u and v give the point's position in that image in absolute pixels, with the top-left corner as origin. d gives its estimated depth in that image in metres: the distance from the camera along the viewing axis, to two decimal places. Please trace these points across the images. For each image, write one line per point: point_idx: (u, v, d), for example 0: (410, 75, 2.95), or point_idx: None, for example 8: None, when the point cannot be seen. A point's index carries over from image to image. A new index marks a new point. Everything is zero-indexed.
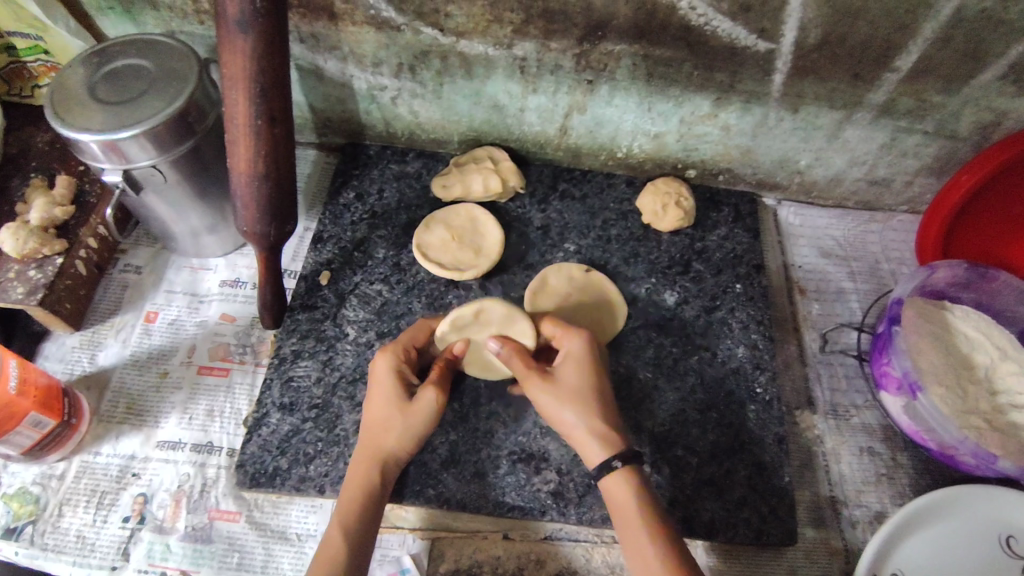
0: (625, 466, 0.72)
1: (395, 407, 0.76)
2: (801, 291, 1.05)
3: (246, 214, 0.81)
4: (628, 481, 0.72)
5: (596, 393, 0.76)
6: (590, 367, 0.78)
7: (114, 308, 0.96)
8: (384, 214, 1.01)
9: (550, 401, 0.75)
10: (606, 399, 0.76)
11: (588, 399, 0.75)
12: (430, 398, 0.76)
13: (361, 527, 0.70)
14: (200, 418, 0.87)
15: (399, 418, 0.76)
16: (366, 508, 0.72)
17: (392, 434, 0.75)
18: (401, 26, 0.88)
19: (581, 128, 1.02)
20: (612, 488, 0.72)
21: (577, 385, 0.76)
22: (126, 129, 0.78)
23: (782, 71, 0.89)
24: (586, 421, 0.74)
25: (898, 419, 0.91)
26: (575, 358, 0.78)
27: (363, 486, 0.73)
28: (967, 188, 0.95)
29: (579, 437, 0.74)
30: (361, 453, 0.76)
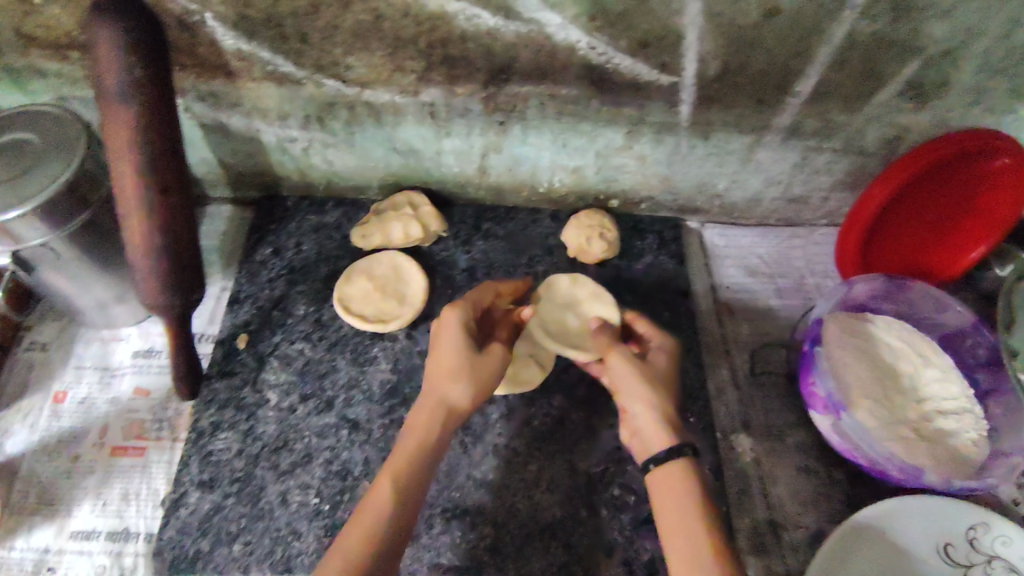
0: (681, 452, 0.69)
1: (468, 357, 0.76)
2: (730, 312, 1.05)
3: (147, 286, 0.78)
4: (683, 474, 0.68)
5: (673, 383, 0.78)
6: (671, 361, 0.81)
7: (21, 391, 0.90)
8: (303, 268, 0.99)
9: (626, 377, 0.77)
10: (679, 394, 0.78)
11: (666, 387, 0.77)
12: (501, 353, 0.79)
13: (416, 478, 0.69)
14: (115, 503, 0.82)
15: (470, 365, 0.76)
16: (424, 461, 0.71)
17: (461, 383, 0.75)
18: (302, 79, 0.86)
19: (500, 168, 1.01)
20: (665, 475, 0.69)
21: (656, 371, 0.78)
22: (12, 208, 0.73)
23: (688, 101, 0.89)
24: (658, 399, 0.74)
25: (829, 437, 0.92)
26: (660, 351, 0.82)
27: (423, 436, 0.72)
28: (879, 203, 0.96)
29: (642, 418, 0.74)
30: (427, 402, 0.75)
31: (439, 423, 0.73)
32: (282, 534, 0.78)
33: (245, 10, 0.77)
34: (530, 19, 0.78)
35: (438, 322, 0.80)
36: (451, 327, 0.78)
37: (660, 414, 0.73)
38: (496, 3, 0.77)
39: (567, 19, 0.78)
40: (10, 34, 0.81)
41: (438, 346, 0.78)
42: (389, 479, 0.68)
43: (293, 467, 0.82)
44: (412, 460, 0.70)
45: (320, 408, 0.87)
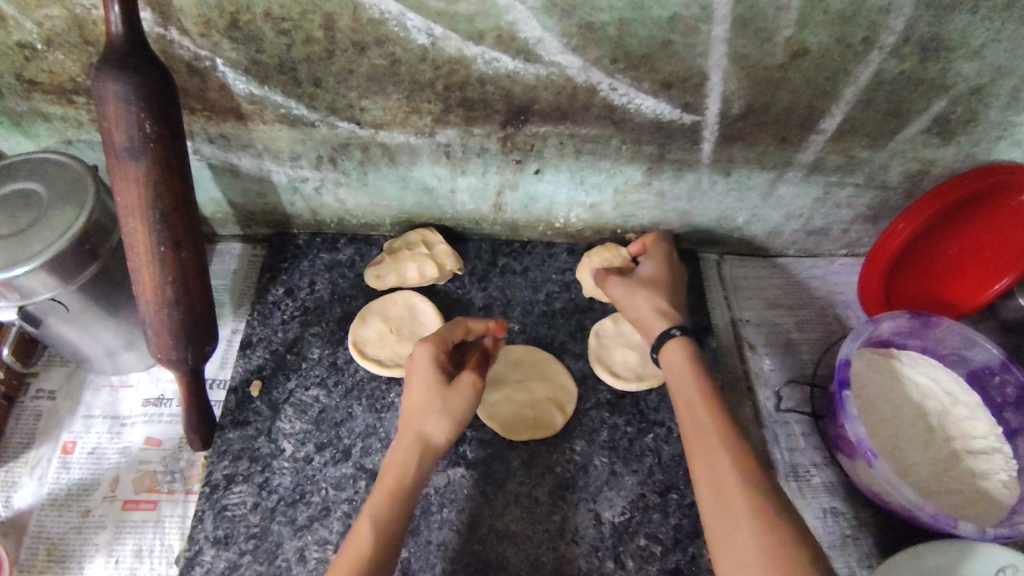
0: (685, 341, 0.76)
1: (438, 391, 0.73)
2: (751, 347, 1.03)
3: (158, 341, 0.76)
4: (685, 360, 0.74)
5: (666, 282, 0.87)
6: (663, 267, 0.89)
7: (28, 441, 0.88)
8: (317, 308, 0.96)
9: (625, 288, 0.86)
10: (675, 290, 0.86)
11: (664, 290, 0.84)
12: (471, 382, 0.74)
13: (393, 519, 0.67)
14: (127, 560, 0.79)
15: (440, 403, 0.72)
16: (399, 500, 0.68)
17: (434, 419, 0.72)
18: (315, 122, 0.84)
19: (515, 204, 0.99)
20: (674, 362, 0.75)
21: (648, 277, 0.87)
22: (21, 265, 0.71)
23: (710, 140, 0.87)
24: (654, 295, 0.82)
25: (858, 482, 0.90)
26: (650, 262, 0.90)
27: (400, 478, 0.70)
28: (905, 237, 0.95)
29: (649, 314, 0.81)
30: (403, 439, 0.73)
31: (411, 462, 0.71)
32: None
33: (257, 55, 0.75)
34: (551, 62, 0.76)
35: (409, 359, 0.77)
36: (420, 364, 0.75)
37: (660, 306, 0.81)
38: (518, 46, 0.75)
39: (588, 62, 0.77)
40: (12, 78, 0.78)
41: (410, 383, 0.75)
42: (369, 523, 0.66)
43: (311, 521, 0.79)
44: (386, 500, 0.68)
45: (337, 458, 0.84)
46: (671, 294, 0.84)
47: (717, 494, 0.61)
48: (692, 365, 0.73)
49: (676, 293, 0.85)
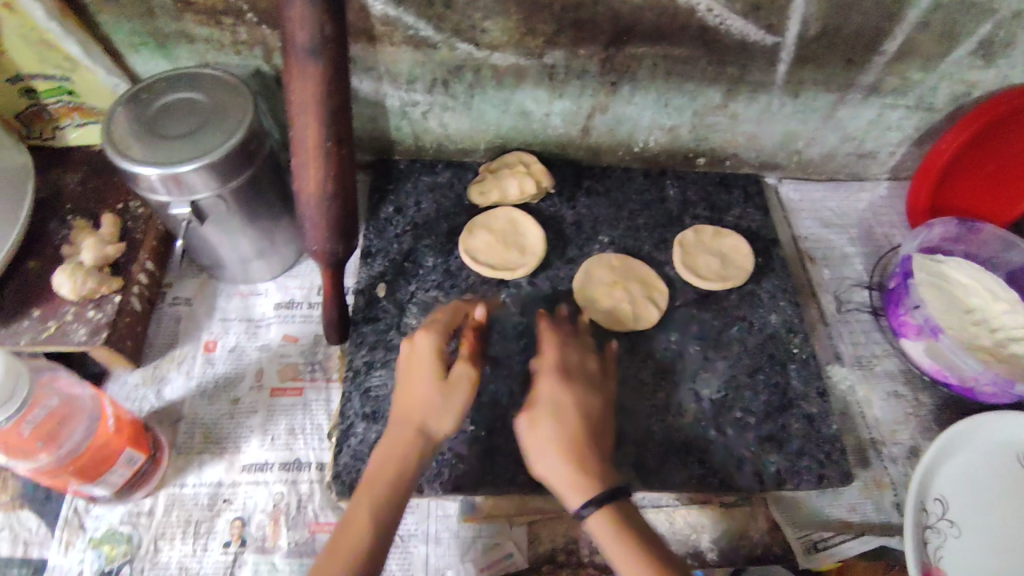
0: (616, 502, 0.70)
1: (437, 386, 0.76)
2: (811, 259, 1.15)
3: (316, 233, 0.84)
4: (613, 522, 0.69)
5: (577, 417, 0.75)
6: (578, 392, 0.78)
7: (172, 342, 0.96)
8: (425, 224, 1.05)
9: (558, 412, 0.75)
10: (571, 423, 0.74)
11: (560, 431, 0.74)
12: (467, 373, 0.78)
13: (387, 517, 0.70)
14: (283, 437, 0.89)
15: (439, 398, 0.75)
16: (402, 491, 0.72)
17: (440, 413, 0.75)
18: (438, 43, 0.93)
19: (602, 128, 1.09)
20: (602, 524, 0.70)
21: (556, 403, 0.76)
22: (186, 163, 0.79)
23: (786, 61, 0.99)
24: (548, 449, 0.73)
25: (921, 364, 1.02)
26: (559, 383, 0.78)
27: (399, 466, 0.72)
28: (949, 154, 1.07)
29: (554, 479, 0.73)
30: (405, 429, 0.74)
31: (407, 465, 0.72)
32: (447, 456, 0.86)
33: None
34: None
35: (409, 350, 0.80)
36: (423, 351, 0.78)
37: (559, 460, 0.72)
38: None
39: None
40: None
41: (410, 375, 0.78)
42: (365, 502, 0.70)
43: None
44: (374, 507, 0.70)
45: None
46: (569, 441, 0.73)
47: None
48: (613, 521, 0.69)
49: (572, 424, 0.74)
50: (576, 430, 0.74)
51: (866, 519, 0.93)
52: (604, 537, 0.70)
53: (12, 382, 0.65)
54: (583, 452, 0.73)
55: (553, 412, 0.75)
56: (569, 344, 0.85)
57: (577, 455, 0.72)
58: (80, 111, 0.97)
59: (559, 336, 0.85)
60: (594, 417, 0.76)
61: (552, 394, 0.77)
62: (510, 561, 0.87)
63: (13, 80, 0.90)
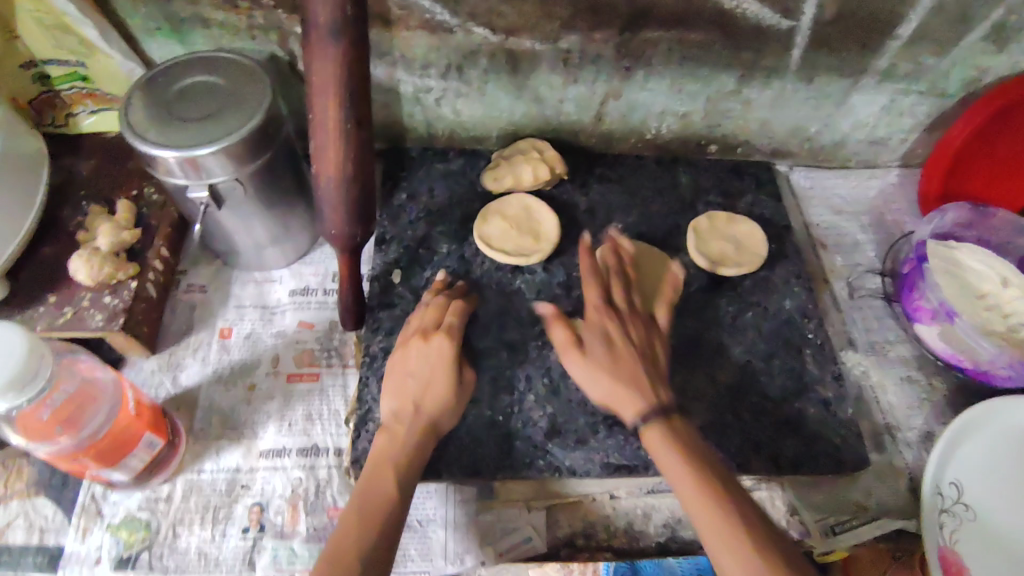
0: (665, 416, 0.76)
1: (451, 383, 0.83)
2: (823, 246, 1.15)
3: (334, 216, 0.84)
4: (668, 443, 0.74)
5: (631, 351, 0.81)
6: (630, 325, 0.84)
7: (187, 329, 0.95)
8: (439, 211, 1.05)
9: (602, 356, 0.81)
10: (626, 359, 0.80)
11: (613, 364, 0.80)
12: (470, 375, 0.87)
13: (389, 520, 0.73)
14: (300, 423, 0.89)
15: (454, 396, 0.83)
16: (404, 475, 0.77)
17: (448, 409, 0.83)
18: (454, 27, 0.93)
19: (615, 114, 1.09)
20: (659, 451, 0.74)
21: (611, 340, 0.82)
22: (204, 146, 0.78)
23: (801, 46, 0.99)
24: (597, 372, 0.80)
25: (935, 348, 1.01)
26: (616, 323, 0.84)
27: (397, 463, 0.77)
28: (962, 140, 1.07)
29: (610, 399, 0.79)
30: (417, 420, 0.80)
31: (406, 464, 0.77)
32: (464, 441, 0.86)
33: None
34: None
35: (403, 356, 0.84)
36: (437, 351, 0.84)
37: (613, 384, 0.79)
38: None
39: None
40: None
41: (423, 374, 0.83)
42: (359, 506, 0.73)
43: None
44: (381, 485, 0.75)
45: (478, 332, 0.94)
46: (625, 373, 0.80)
47: (725, 542, 0.65)
48: (664, 437, 0.74)
49: (629, 362, 0.80)
50: (634, 366, 0.80)
51: (883, 504, 0.93)
52: (668, 454, 0.74)
53: (37, 360, 0.65)
54: (639, 380, 0.79)
55: (606, 347, 0.81)
56: (598, 287, 0.88)
57: (635, 382, 0.79)
58: (94, 97, 0.97)
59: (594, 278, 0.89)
60: (652, 358, 0.82)
61: (602, 322, 0.84)
62: (529, 545, 0.87)
63: (27, 65, 0.91)
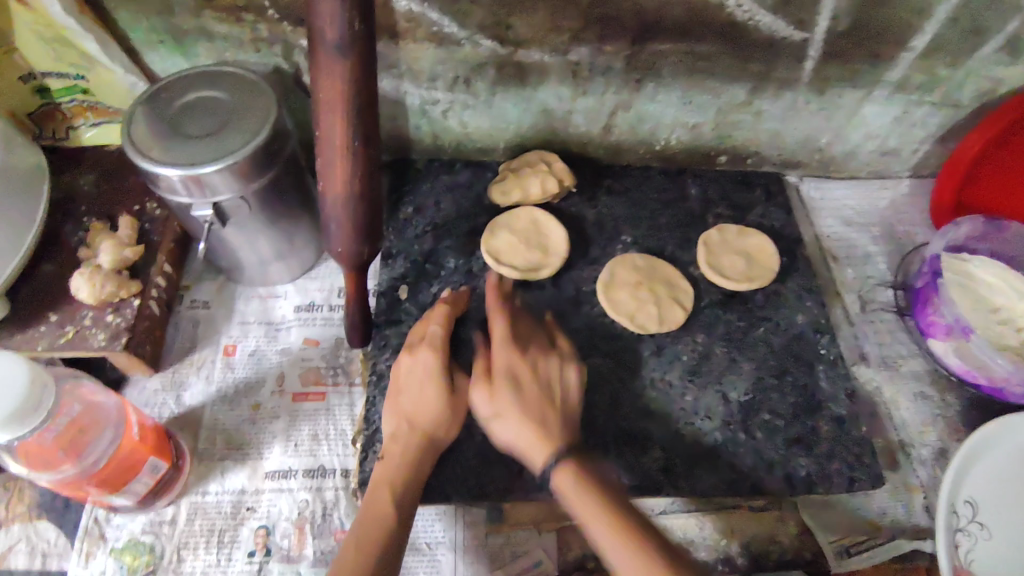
0: (574, 458, 0.75)
1: (445, 396, 0.81)
2: (833, 258, 1.13)
3: (341, 235, 0.83)
4: (576, 477, 0.73)
5: (535, 387, 0.79)
6: (539, 363, 0.82)
7: (191, 346, 0.94)
8: (446, 224, 1.03)
9: (529, 392, 0.79)
10: (533, 398, 0.78)
11: (523, 402, 0.77)
12: (465, 384, 0.84)
13: (391, 543, 0.72)
14: (306, 443, 0.88)
15: (450, 408, 0.81)
16: (407, 496, 0.76)
17: (446, 424, 0.80)
18: (461, 40, 0.92)
19: (624, 126, 1.07)
20: (565, 481, 0.73)
21: (514, 370, 0.80)
22: (208, 164, 0.76)
23: (813, 57, 0.97)
24: (508, 414, 0.77)
25: (949, 364, 1.00)
26: (527, 363, 0.81)
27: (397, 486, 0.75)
28: (976, 150, 1.05)
29: (520, 445, 0.77)
30: (415, 438, 0.79)
31: (407, 483, 0.76)
32: (473, 463, 0.84)
33: None
34: None
35: (394, 375, 0.83)
36: (425, 366, 0.82)
37: (521, 423, 0.77)
38: None
39: None
40: None
41: (410, 391, 0.81)
42: (359, 529, 0.72)
43: None
44: (383, 506, 0.74)
45: None
46: (534, 414, 0.77)
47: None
48: (574, 475, 0.73)
49: (536, 401, 0.78)
50: (542, 406, 0.78)
51: (898, 523, 0.92)
52: (579, 491, 0.72)
53: (38, 391, 0.65)
54: (546, 422, 0.77)
55: (513, 388, 0.78)
56: (518, 324, 0.87)
57: (540, 420, 0.77)
58: (94, 110, 0.96)
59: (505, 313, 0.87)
60: (562, 398, 0.80)
61: (512, 360, 0.81)
62: (539, 568, 0.85)
63: (27, 78, 0.89)
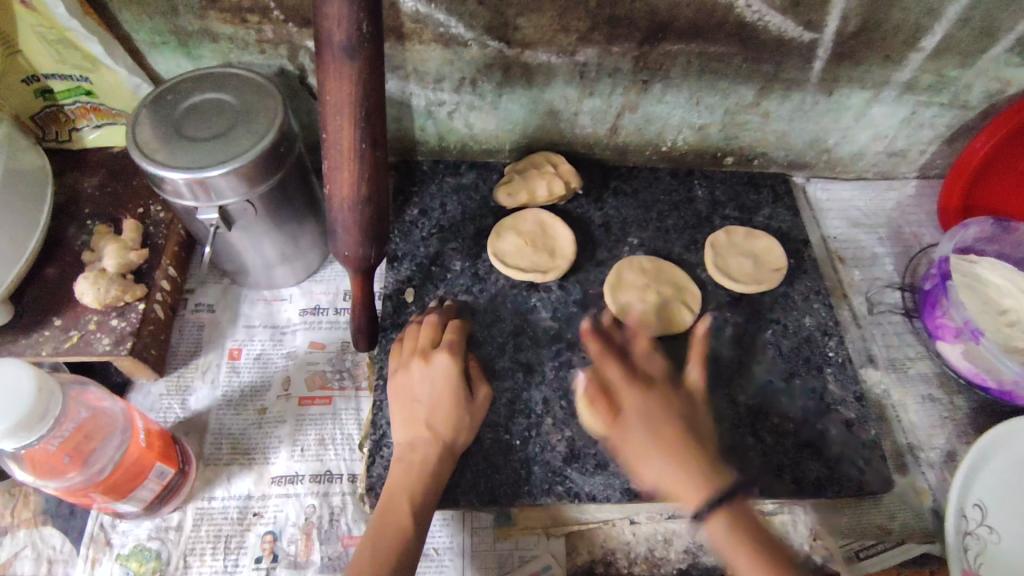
0: (729, 507, 0.69)
1: (462, 404, 0.82)
2: (840, 260, 1.13)
3: (348, 238, 0.82)
4: (730, 526, 0.68)
5: (672, 426, 0.73)
6: (662, 395, 0.76)
7: (196, 350, 0.93)
8: (452, 226, 1.02)
9: (653, 418, 0.73)
10: (659, 424, 0.73)
11: (649, 427, 0.73)
12: (484, 394, 0.84)
13: (398, 557, 0.71)
14: (312, 448, 0.87)
15: (468, 415, 0.82)
16: (416, 502, 0.75)
17: (462, 431, 0.81)
18: (468, 41, 0.91)
19: (631, 127, 1.07)
20: (718, 535, 0.69)
21: (642, 413, 0.74)
22: (214, 168, 0.76)
23: (822, 58, 0.97)
24: (655, 453, 0.71)
25: (958, 366, 1.00)
26: (637, 395, 0.76)
27: (407, 493, 0.75)
28: (984, 154, 1.05)
29: (665, 487, 0.71)
30: (428, 445, 0.78)
31: (417, 493, 0.75)
32: (481, 467, 0.84)
33: None
34: None
35: (405, 382, 0.83)
36: (439, 372, 0.82)
37: (669, 467, 0.70)
38: None
39: None
40: None
41: (429, 399, 0.81)
42: (369, 544, 0.72)
43: None
44: (398, 510, 0.74)
45: (493, 353, 0.91)
46: (658, 441, 0.72)
47: None
48: (727, 522, 0.68)
49: (669, 435, 0.72)
50: (666, 434, 0.72)
51: (906, 526, 0.92)
52: (731, 543, 0.68)
53: (45, 398, 0.65)
54: (672, 448, 0.71)
55: (644, 417, 0.74)
56: (626, 360, 0.81)
57: (671, 450, 0.71)
58: (98, 112, 0.95)
59: (610, 355, 0.81)
60: (692, 427, 0.74)
61: (641, 399, 0.75)
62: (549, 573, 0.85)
63: (29, 80, 0.89)
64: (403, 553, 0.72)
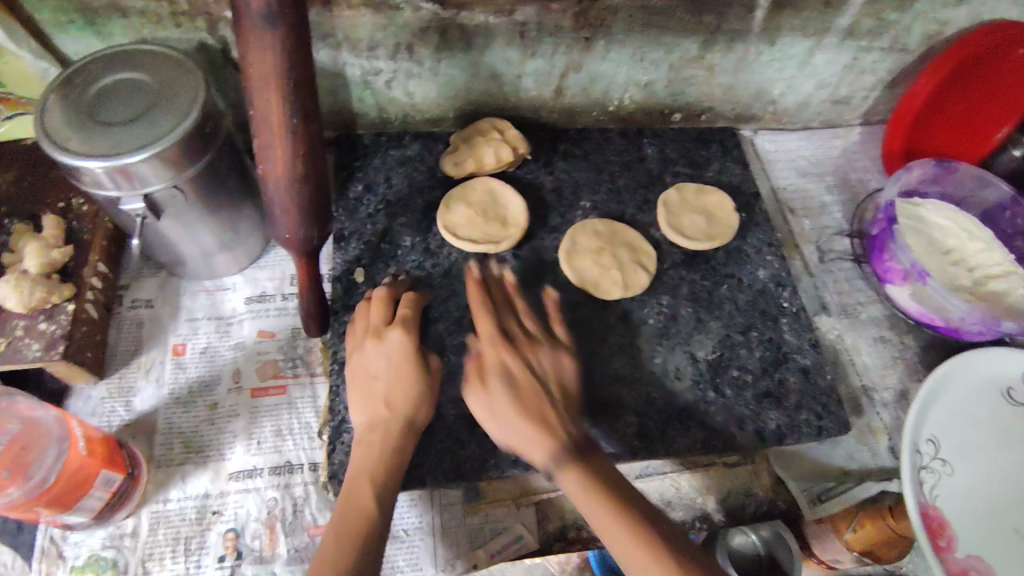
0: (570, 456, 0.74)
1: (422, 380, 0.80)
2: (791, 211, 1.13)
3: (287, 220, 0.78)
4: (579, 480, 0.73)
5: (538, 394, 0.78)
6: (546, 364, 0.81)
7: (137, 348, 0.89)
8: (399, 201, 0.99)
9: (501, 408, 0.77)
10: (531, 395, 0.77)
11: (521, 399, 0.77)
12: (439, 365, 0.83)
13: (363, 548, 0.69)
14: (270, 440, 0.84)
15: (427, 390, 0.80)
16: (382, 484, 0.73)
17: (422, 408, 0.79)
18: (400, 4, 0.87)
19: (576, 87, 1.04)
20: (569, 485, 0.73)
21: (505, 389, 0.78)
22: (135, 153, 0.70)
23: (763, 7, 0.95)
24: (503, 413, 0.77)
25: (907, 307, 1.02)
26: (502, 372, 0.79)
27: (370, 477, 0.73)
28: (923, 96, 1.06)
29: (522, 444, 0.76)
30: (392, 425, 0.76)
31: (379, 477, 0.73)
32: (445, 445, 0.82)
33: None
34: None
35: (359, 361, 0.80)
36: (395, 350, 0.80)
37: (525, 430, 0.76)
38: None
39: None
40: None
41: (385, 377, 0.79)
42: (334, 536, 0.70)
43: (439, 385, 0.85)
44: (360, 497, 0.72)
45: (451, 328, 0.89)
46: (529, 405, 0.77)
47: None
48: (577, 473, 0.73)
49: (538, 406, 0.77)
50: (544, 411, 0.77)
51: (865, 466, 0.95)
52: (577, 488, 0.73)
53: None
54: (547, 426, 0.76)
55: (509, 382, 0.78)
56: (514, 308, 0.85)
57: (537, 418, 0.76)
58: (7, 103, 0.88)
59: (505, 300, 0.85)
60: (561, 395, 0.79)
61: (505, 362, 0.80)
62: (520, 544, 0.85)
63: None
64: (368, 538, 0.70)
